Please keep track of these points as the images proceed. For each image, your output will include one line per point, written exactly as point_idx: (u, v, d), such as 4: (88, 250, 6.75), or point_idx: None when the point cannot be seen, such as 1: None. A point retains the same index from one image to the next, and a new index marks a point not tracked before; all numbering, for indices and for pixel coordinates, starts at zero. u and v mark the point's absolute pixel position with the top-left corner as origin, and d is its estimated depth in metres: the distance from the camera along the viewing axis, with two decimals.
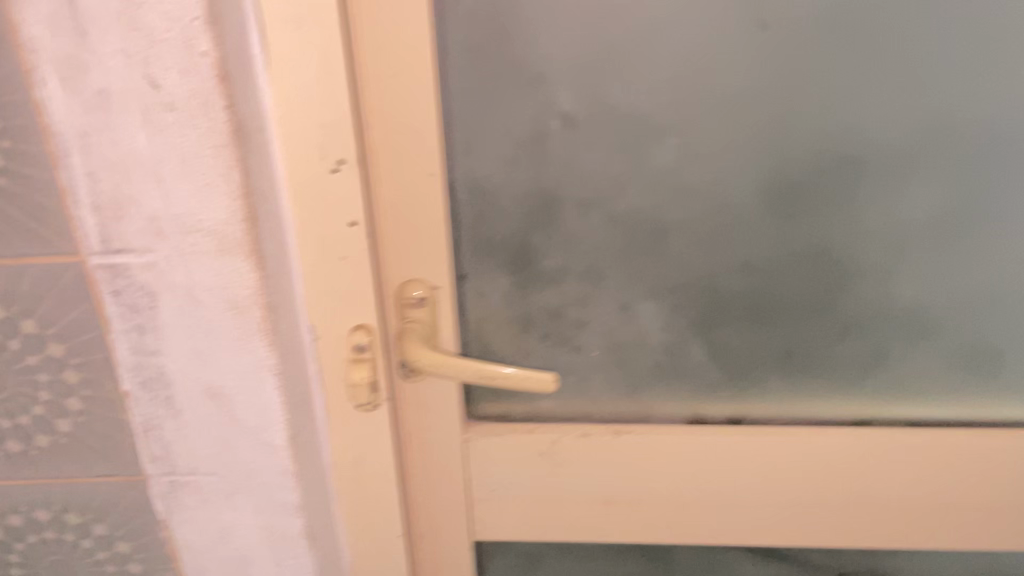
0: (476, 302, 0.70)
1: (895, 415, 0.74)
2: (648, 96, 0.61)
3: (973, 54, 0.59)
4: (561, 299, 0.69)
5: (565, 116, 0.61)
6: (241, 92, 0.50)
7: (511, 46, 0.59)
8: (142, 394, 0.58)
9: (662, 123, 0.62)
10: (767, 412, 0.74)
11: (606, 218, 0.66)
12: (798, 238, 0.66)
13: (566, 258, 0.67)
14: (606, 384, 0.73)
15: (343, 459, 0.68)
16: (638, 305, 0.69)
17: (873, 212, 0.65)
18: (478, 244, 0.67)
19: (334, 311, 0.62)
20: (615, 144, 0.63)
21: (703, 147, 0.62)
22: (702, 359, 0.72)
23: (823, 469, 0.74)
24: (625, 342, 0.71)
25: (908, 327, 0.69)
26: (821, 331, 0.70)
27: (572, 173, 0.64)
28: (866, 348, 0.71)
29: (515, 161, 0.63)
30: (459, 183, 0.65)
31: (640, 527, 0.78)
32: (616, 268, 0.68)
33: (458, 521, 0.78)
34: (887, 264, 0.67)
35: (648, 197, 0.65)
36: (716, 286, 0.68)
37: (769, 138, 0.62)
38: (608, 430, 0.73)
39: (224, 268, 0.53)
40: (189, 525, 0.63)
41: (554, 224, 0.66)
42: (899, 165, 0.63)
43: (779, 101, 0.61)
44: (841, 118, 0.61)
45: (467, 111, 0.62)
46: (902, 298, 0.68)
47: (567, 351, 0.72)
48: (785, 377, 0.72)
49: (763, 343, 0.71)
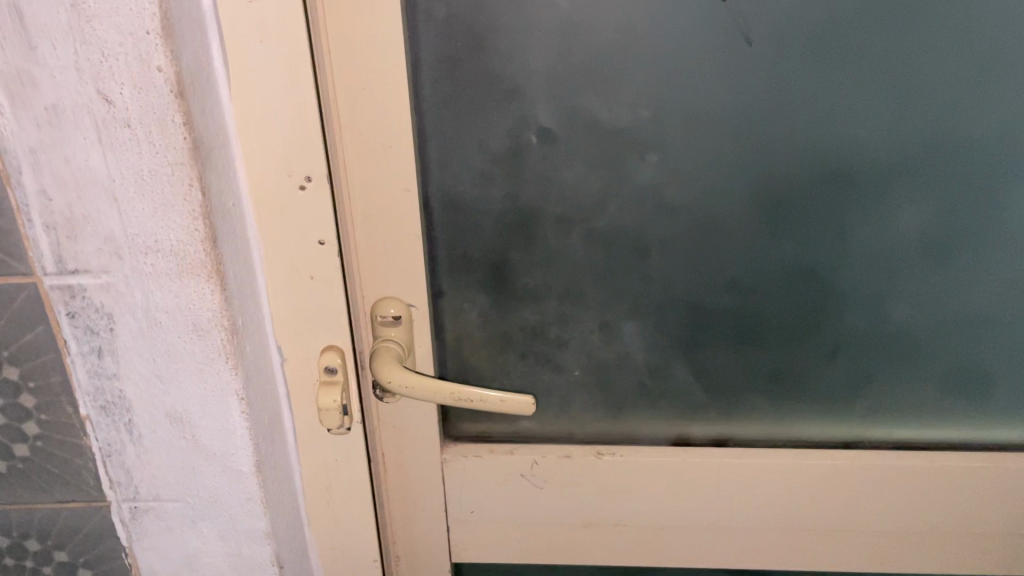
0: (454, 319, 0.68)
1: (884, 437, 0.72)
2: (630, 111, 0.59)
3: (963, 69, 0.57)
4: (541, 318, 0.67)
5: (544, 130, 0.59)
6: (200, 107, 0.48)
7: (487, 59, 0.57)
8: (101, 418, 0.55)
9: (644, 138, 0.60)
10: (753, 433, 0.72)
11: (586, 235, 0.64)
12: (785, 258, 0.64)
13: (546, 276, 0.65)
14: (588, 405, 0.71)
15: (315, 480, 0.66)
16: (621, 324, 0.67)
17: (861, 231, 0.63)
18: (455, 261, 0.65)
19: (304, 331, 0.60)
20: (596, 159, 0.60)
21: (687, 163, 0.60)
22: (686, 379, 0.70)
23: (811, 492, 0.72)
24: (607, 362, 0.69)
25: (899, 349, 0.68)
26: (809, 352, 0.68)
27: (551, 189, 0.62)
28: (855, 370, 0.69)
29: (493, 176, 0.61)
30: (434, 199, 0.62)
31: (624, 549, 0.76)
32: (597, 286, 0.66)
33: (437, 543, 0.76)
34: (875, 284, 0.65)
35: (630, 214, 0.63)
36: (701, 306, 0.66)
37: (754, 154, 0.60)
38: (591, 452, 0.71)
39: (185, 290, 0.51)
40: (153, 552, 0.61)
41: (533, 242, 0.64)
42: (889, 183, 0.61)
43: (764, 117, 0.59)
44: (828, 135, 0.59)
45: (442, 125, 0.60)
46: (890, 319, 0.66)
47: (548, 370, 0.70)
48: (772, 399, 0.70)
49: (749, 364, 0.69)
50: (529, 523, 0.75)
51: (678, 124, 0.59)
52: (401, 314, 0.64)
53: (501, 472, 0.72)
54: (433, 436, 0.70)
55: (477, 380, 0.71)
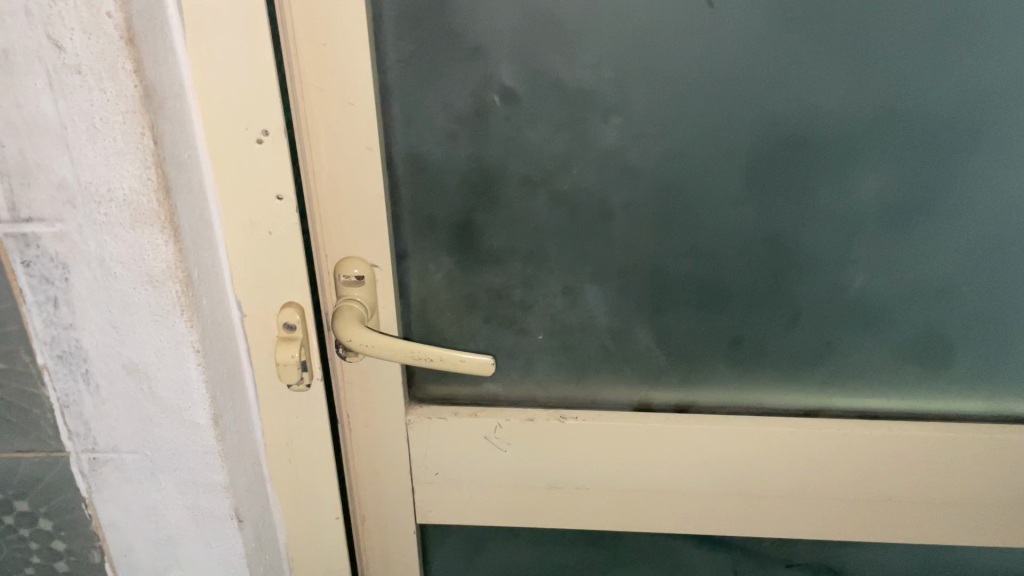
0: (419, 281, 0.68)
1: (846, 406, 0.72)
2: (593, 72, 0.58)
3: (928, 37, 0.57)
4: (504, 281, 0.67)
5: (506, 91, 0.59)
6: (153, 55, 0.48)
7: (449, 16, 0.57)
8: (59, 368, 0.56)
9: (607, 101, 0.59)
10: (716, 400, 0.73)
11: (550, 198, 0.64)
12: (746, 225, 0.64)
13: (510, 238, 0.65)
14: (553, 368, 0.72)
15: (277, 437, 0.67)
16: (584, 288, 0.67)
17: (822, 198, 0.63)
18: (419, 222, 0.65)
19: (264, 288, 0.60)
20: (558, 121, 0.60)
21: (649, 126, 0.60)
22: (649, 344, 0.70)
23: (772, 459, 0.72)
24: (570, 326, 0.69)
25: (859, 317, 0.68)
26: (769, 319, 0.68)
27: (515, 150, 0.62)
28: (815, 337, 0.69)
29: (456, 136, 0.61)
30: (398, 158, 0.62)
31: (587, 512, 0.77)
32: (561, 250, 0.66)
33: (401, 505, 0.77)
34: (837, 251, 0.65)
35: (593, 177, 0.63)
36: (663, 271, 0.67)
37: (717, 119, 0.60)
38: (554, 415, 0.72)
39: (139, 240, 0.51)
40: (113, 504, 0.62)
41: (496, 203, 0.64)
42: (852, 150, 0.61)
43: (727, 82, 0.58)
44: (791, 101, 0.59)
45: (405, 83, 0.59)
46: (851, 287, 0.66)
47: (512, 333, 0.70)
48: (734, 366, 0.71)
49: (711, 330, 0.69)
50: (494, 486, 0.75)
51: (642, 87, 0.59)
52: (363, 273, 0.64)
53: (465, 434, 0.72)
54: (398, 397, 0.70)
55: (442, 343, 0.71)
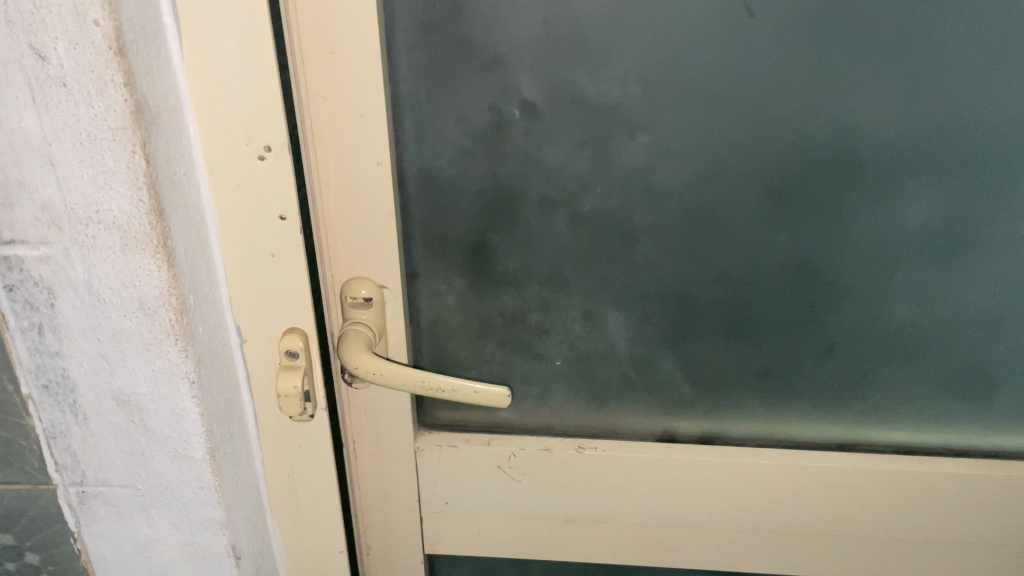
0: (430, 302, 0.64)
1: (881, 440, 0.68)
2: (619, 85, 0.54)
3: (985, 54, 0.52)
4: (521, 304, 0.63)
5: (527, 104, 0.55)
6: (145, 66, 0.44)
7: (467, 24, 0.53)
8: (44, 398, 0.52)
9: (635, 117, 0.55)
10: (743, 431, 0.69)
11: (571, 218, 0.60)
12: (780, 250, 0.60)
13: (527, 260, 0.61)
14: (571, 396, 0.68)
15: (277, 467, 0.63)
16: (605, 313, 0.63)
17: (865, 222, 0.59)
18: (431, 242, 0.61)
19: (264, 312, 0.56)
20: (582, 137, 0.56)
21: (679, 144, 0.56)
22: (673, 372, 0.66)
23: (802, 494, 0.68)
24: (590, 352, 0.65)
25: (899, 348, 0.64)
26: (802, 348, 0.64)
27: (535, 167, 0.58)
28: (851, 368, 0.65)
29: (473, 152, 0.57)
30: (409, 174, 0.58)
31: (603, 545, 0.73)
32: (581, 273, 0.62)
33: (408, 535, 0.73)
34: (877, 280, 0.61)
35: (617, 197, 0.59)
36: (690, 298, 0.62)
37: (752, 139, 0.56)
38: (571, 445, 0.68)
39: (129, 265, 0.47)
40: (103, 538, 0.58)
41: (514, 223, 0.60)
42: (897, 172, 0.57)
43: (764, 98, 0.54)
44: (833, 119, 0.55)
45: (418, 96, 0.55)
46: (891, 318, 0.62)
47: (528, 359, 0.66)
48: (764, 396, 0.67)
49: (741, 359, 0.65)
50: (506, 517, 0.71)
51: (671, 102, 0.55)
52: (372, 296, 0.61)
53: (477, 463, 0.68)
54: (406, 425, 0.66)
55: (454, 369, 0.67)
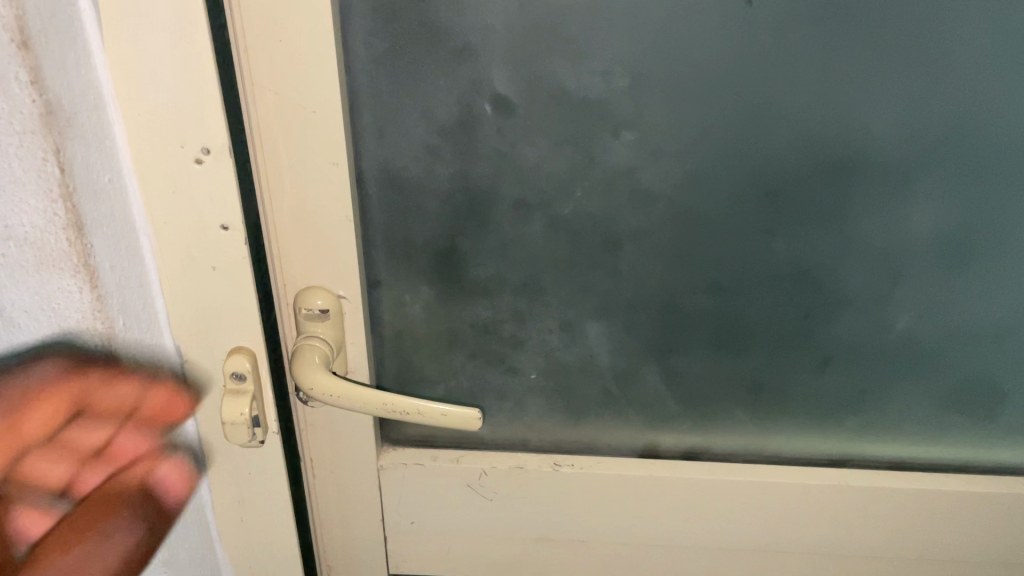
0: (394, 312, 0.59)
1: (876, 455, 0.64)
2: (604, 79, 0.49)
3: (1004, 51, 0.48)
4: (493, 314, 0.58)
5: (499, 99, 0.50)
6: (58, 60, 0.37)
7: (433, 10, 0.47)
8: None
9: (620, 114, 0.50)
10: (730, 446, 0.64)
11: (548, 223, 0.54)
12: (774, 257, 0.55)
13: (501, 266, 0.56)
14: (546, 410, 0.63)
15: (226, 493, 0.58)
16: (585, 324, 0.59)
17: (867, 229, 0.54)
18: (394, 248, 0.56)
19: (207, 329, 0.51)
20: (561, 135, 0.51)
21: (668, 144, 0.51)
22: (657, 386, 0.61)
23: (793, 513, 0.64)
24: (568, 365, 0.61)
25: (900, 361, 0.59)
26: (796, 361, 0.60)
27: (509, 168, 0.52)
28: (847, 382, 0.61)
29: (439, 150, 0.52)
30: (369, 174, 0.53)
31: (580, 564, 0.69)
32: (560, 282, 0.57)
33: (372, 556, 0.68)
34: (878, 291, 0.56)
35: (600, 201, 0.54)
36: (677, 308, 0.58)
37: (746, 139, 0.51)
38: (547, 463, 0.63)
39: (47, 286, 0.41)
40: None
41: (486, 228, 0.55)
42: (903, 177, 0.52)
43: (762, 95, 0.49)
44: (837, 118, 0.50)
45: (378, 89, 0.50)
46: (892, 330, 0.58)
47: (500, 372, 0.61)
48: (753, 411, 0.63)
49: (730, 372, 0.61)
50: (477, 537, 0.67)
51: (660, 98, 0.50)
52: (328, 307, 0.55)
53: (445, 482, 0.63)
54: (369, 444, 0.61)
55: (420, 382, 0.62)
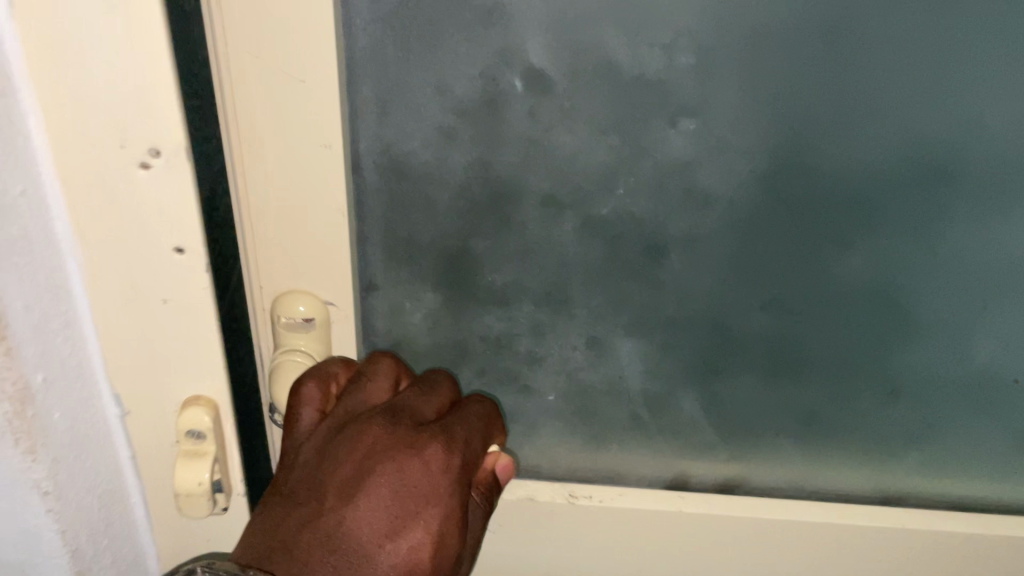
0: (390, 321, 0.49)
1: (938, 495, 0.56)
2: (663, 54, 0.40)
3: None
4: (508, 327, 0.49)
5: (532, 73, 0.40)
6: None
7: None
8: None
9: (680, 97, 0.41)
10: (771, 481, 0.56)
11: (581, 224, 0.45)
12: (848, 275, 0.47)
13: (521, 274, 0.47)
14: (562, 435, 0.55)
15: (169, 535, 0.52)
16: (616, 342, 0.50)
17: (962, 246, 0.45)
18: (394, 248, 0.46)
19: (151, 363, 0.45)
20: (606, 122, 0.42)
21: (735, 137, 0.42)
22: (694, 414, 0.53)
23: (835, 556, 0.56)
24: (592, 387, 0.52)
25: (977, 394, 0.51)
26: (857, 392, 0.52)
27: (539, 158, 0.43)
28: (913, 416, 0.52)
29: (455, 133, 0.42)
30: (367, 159, 0.43)
31: None
32: (589, 295, 0.48)
33: None
34: (963, 316, 0.48)
35: (646, 200, 0.44)
36: (725, 327, 0.49)
37: (830, 135, 0.42)
38: (562, 493, 0.55)
39: None
40: None
41: (506, 228, 0.45)
42: (1013, 186, 0.43)
43: (855, 81, 0.40)
44: (942, 114, 0.41)
45: (383, 53, 0.40)
46: (973, 361, 0.50)
47: (513, 391, 0.52)
48: (801, 443, 0.54)
49: (780, 401, 0.52)
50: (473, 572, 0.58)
51: (731, 80, 0.40)
52: (313, 313, 0.46)
53: None
54: None
55: None
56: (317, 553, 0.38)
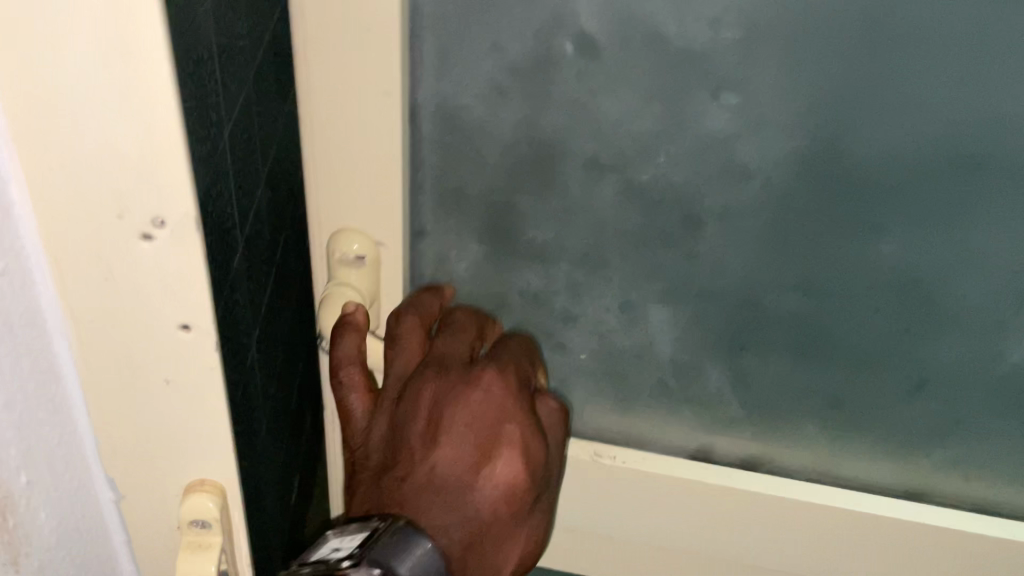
0: (435, 266, 0.53)
1: (961, 493, 0.57)
2: (710, 30, 0.41)
3: None
4: (546, 283, 0.52)
5: (584, 39, 0.42)
6: None
7: None
8: None
9: (724, 72, 0.42)
10: (794, 461, 0.57)
11: (622, 189, 0.47)
12: (881, 263, 0.47)
13: (562, 233, 0.49)
14: (592, 394, 0.57)
15: None
16: (649, 308, 0.52)
17: (999, 244, 0.46)
18: (444, 196, 0.49)
19: (143, 445, 0.37)
20: (650, 90, 0.43)
21: (776, 115, 0.43)
22: (720, 386, 0.55)
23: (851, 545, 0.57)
24: (623, 349, 0.54)
25: (1009, 396, 0.51)
26: (885, 381, 0.52)
27: (585, 122, 0.45)
28: (941, 411, 0.53)
29: (507, 92, 0.44)
30: (424, 109, 0.46)
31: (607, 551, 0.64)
32: (626, 259, 0.50)
33: None
34: (997, 315, 0.48)
35: (685, 171, 0.46)
36: (756, 304, 0.50)
37: (871, 123, 0.42)
38: (587, 450, 0.57)
39: None
40: None
41: (550, 187, 0.48)
42: None
43: (901, 72, 0.41)
44: (988, 110, 0.41)
45: (445, 11, 0.42)
46: (1005, 362, 0.50)
47: (548, 346, 0.55)
48: (825, 427, 0.55)
49: (806, 382, 0.53)
50: None
51: (776, 60, 0.41)
52: (365, 252, 0.50)
53: None
54: None
55: None
56: (427, 499, 0.42)
